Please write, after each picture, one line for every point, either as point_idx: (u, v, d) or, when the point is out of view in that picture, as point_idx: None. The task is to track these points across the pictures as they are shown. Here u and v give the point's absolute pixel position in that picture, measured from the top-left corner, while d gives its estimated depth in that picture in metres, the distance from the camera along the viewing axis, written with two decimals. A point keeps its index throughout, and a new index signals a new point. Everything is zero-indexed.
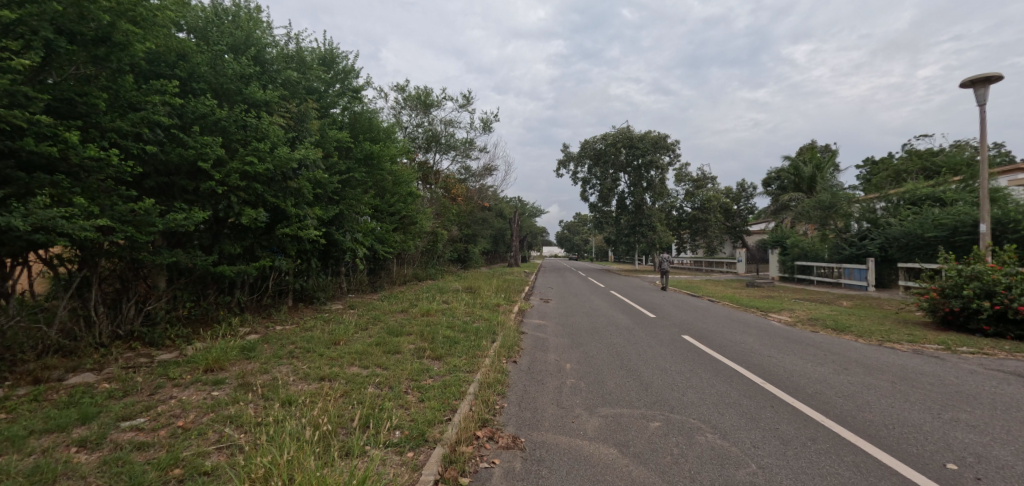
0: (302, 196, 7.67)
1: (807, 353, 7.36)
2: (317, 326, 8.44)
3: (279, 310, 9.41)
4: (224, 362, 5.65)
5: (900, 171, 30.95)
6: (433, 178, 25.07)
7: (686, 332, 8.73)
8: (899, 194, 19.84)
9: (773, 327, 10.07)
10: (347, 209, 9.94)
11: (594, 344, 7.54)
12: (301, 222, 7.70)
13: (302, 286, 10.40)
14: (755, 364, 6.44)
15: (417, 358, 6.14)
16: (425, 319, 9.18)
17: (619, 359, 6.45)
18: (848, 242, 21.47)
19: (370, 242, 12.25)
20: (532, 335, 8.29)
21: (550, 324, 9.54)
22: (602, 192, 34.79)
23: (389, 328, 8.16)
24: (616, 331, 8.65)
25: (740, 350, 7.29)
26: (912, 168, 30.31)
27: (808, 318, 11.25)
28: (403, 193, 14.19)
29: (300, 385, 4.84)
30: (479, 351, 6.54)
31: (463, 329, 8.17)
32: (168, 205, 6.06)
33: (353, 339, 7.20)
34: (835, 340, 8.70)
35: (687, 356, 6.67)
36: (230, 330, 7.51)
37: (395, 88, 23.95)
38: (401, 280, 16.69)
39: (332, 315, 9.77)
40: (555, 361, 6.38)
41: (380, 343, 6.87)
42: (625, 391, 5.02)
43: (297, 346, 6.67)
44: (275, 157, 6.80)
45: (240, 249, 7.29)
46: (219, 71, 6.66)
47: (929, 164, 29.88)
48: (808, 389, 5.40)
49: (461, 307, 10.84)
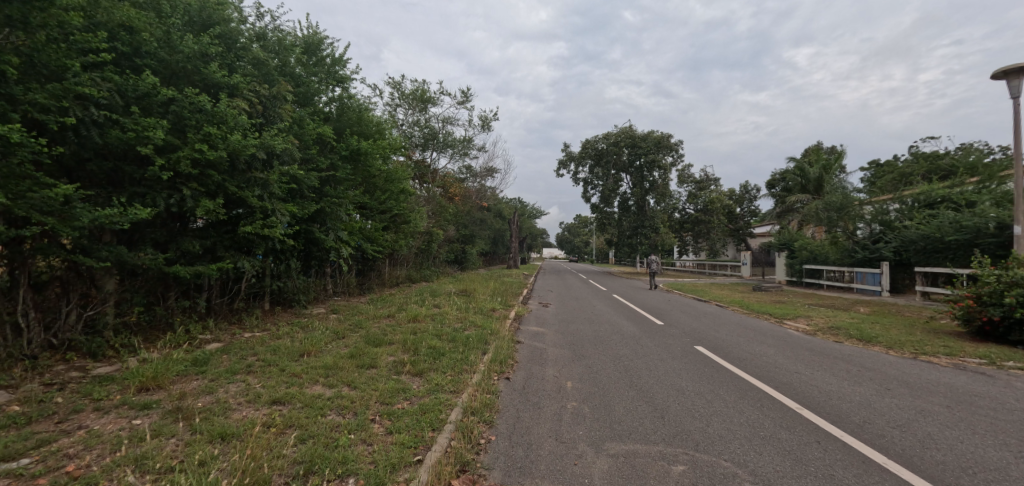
0: (271, 189, 6.86)
1: (838, 369, 6.52)
2: (291, 333, 7.60)
3: (252, 315, 8.56)
4: (165, 379, 4.81)
5: (906, 174, 29.91)
6: (430, 177, 24.24)
7: (699, 342, 7.89)
8: (913, 196, 19.03)
9: (791, 336, 9.23)
10: (329, 205, 9.13)
11: (597, 355, 6.73)
12: (271, 219, 6.88)
13: (281, 288, 9.57)
14: (784, 383, 5.60)
15: (394, 375, 5.30)
16: (412, 327, 8.34)
17: (627, 376, 5.62)
18: (861, 246, 20.45)
19: (357, 241, 11.42)
20: (529, 345, 7.44)
21: (549, 332, 8.70)
22: (604, 192, 33.98)
23: (370, 336, 7.33)
24: (622, 340, 7.81)
25: (762, 364, 6.47)
26: (918, 171, 29.47)
27: (827, 326, 10.38)
28: (395, 190, 13.38)
29: (245, 412, 3.99)
30: (467, 367, 5.71)
31: (452, 338, 7.33)
32: (106, 196, 5.25)
33: (327, 349, 6.36)
34: (864, 353, 7.85)
35: (705, 373, 5.84)
36: (188, 338, 6.67)
37: (391, 84, 23.18)
38: (393, 282, 15.86)
39: (311, 320, 8.94)
40: (553, 378, 5.54)
41: (355, 355, 6.03)
42: (638, 420, 4.18)
43: (259, 359, 5.83)
44: (235, 145, 6.00)
45: (199, 247, 6.46)
46: (171, 45, 5.87)
47: (937, 167, 29.12)
48: (852, 416, 4.56)
49: (454, 313, 10.01)
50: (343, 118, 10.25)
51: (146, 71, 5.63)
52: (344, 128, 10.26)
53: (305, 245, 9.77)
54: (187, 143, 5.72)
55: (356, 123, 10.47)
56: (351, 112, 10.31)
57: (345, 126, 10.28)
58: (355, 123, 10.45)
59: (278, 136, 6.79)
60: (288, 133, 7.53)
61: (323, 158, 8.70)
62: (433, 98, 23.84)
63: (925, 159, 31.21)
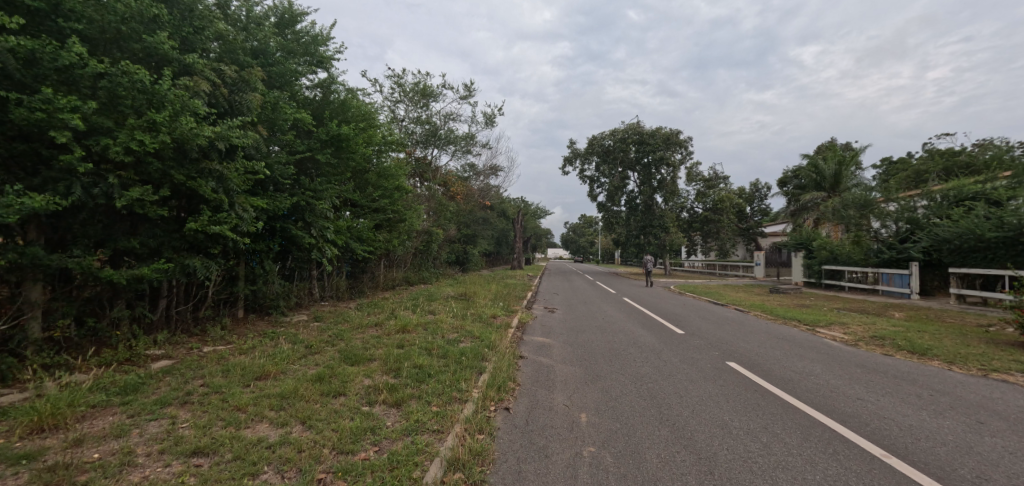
0: (232, 178, 5.85)
1: (905, 393, 5.43)
2: (258, 346, 6.57)
3: (219, 326, 7.53)
4: (71, 414, 3.78)
5: (922, 171, 28.75)
6: (430, 175, 23.20)
7: (731, 357, 6.80)
8: (943, 192, 17.68)
9: (831, 348, 8.12)
10: (307, 198, 8.13)
11: (614, 375, 5.69)
12: (230, 214, 5.88)
13: (256, 293, 8.56)
14: (850, 416, 4.52)
15: (366, 406, 4.25)
16: (400, 339, 7.25)
17: (655, 407, 4.55)
18: (887, 245, 19.11)
19: (345, 240, 10.38)
20: (532, 361, 6.38)
21: (556, 343, 7.63)
22: (610, 190, 32.82)
23: (348, 351, 6.28)
24: (641, 355, 6.75)
25: (811, 388, 5.41)
26: (934, 168, 28.21)
27: (869, 335, 9.20)
28: (389, 187, 12.37)
29: (147, 471, 2.98)
30: (457, 394, 4.65)
31: (444, 353, 6.27)
32: (11, 185, 4.27)
33: (291, 370, 5.31)
34: (924, 370, 6.73)
35: (749, 402, 4.77)
36: (133, 355, 5.64)
37: (391, 78, 22.19)
38: (388, 284, 14.79)
39: (288, 330, 7.92)
40: (564, 408, 4.49)
41: (323, 378, 4.99)
42: (681, 480, 3.11)
43: (206, 383, 4.80)
44: (181, 126, 4.99)
45: (144, 248, 5.45)
46: (105, 7, 4.76)
47: (954, 163, 27.83)
48: (959, 469, 3.48)
49: (449, 321, 8.95)
50: (329, 104, 9.21)
51: (70, 34, 4.62)
52: (329, 115, 9.22)
53: (283, 245, 8.76)
54: (118, 122, 4.75)
55: (343, 110, 9.43)
56: (337, 98, 9.26)
57: (330, 114, 9.24)
58: (342, 110, 9.39)
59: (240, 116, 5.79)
60: (256, 117, 6.53)
61: (302, 146, 7.66)
62: (435, 93, 22.81)
63: (944, 155, 29.76)
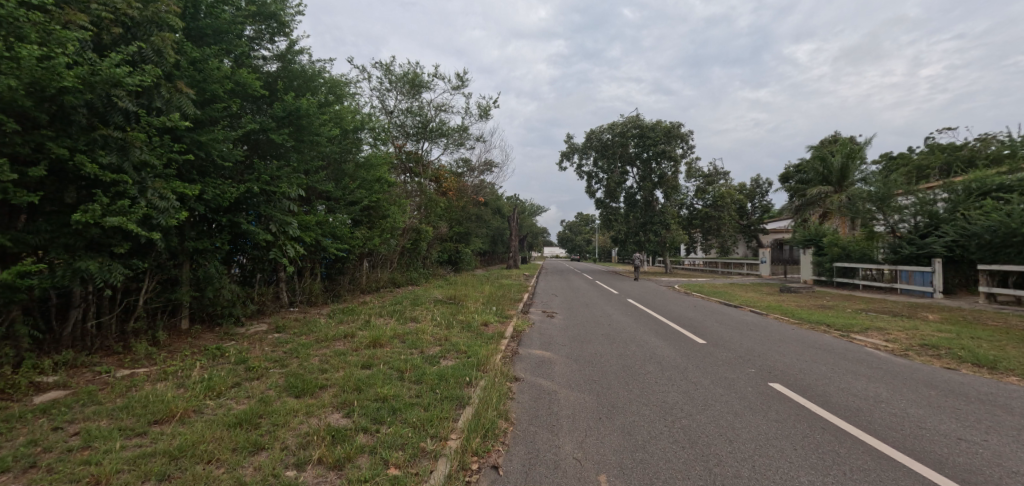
0: (141, 152, 4.57)
1: (1013, 429, 4.17)
2: (186, 369, 5.24)
3: (150, 340, 6.23)
4: None
5: (922, 166, 28.04)
6: (421, 170, 21.87)
7: (773, 377, 5.53)
8: (964, 182, 16.56)
9: (883, 361, 6.87)
10: (259, 186, 6.80)
11: (636, 406, 4.41)
12: (139, 204, 4.59)
13: (202, 302, 7.20)
14: (969, 472, 3.27)
15: (289, 472, 2.94)
16: (367, 356, 5.94)
17: (702, 462, 3.27)
18: (907, 241, 17.85)
19: (315, 236, 9.08)
20: (529, 385, 5.12)
21: (558, 358, 6.37)
22: (610, 186, 31.57)
23: (296, 376, 4.97)
24: (663, 374, 5.49)
25: (892, 425, 4.17)
26: (934, 163, 27.49)
27: (917, 344, 7.93)
28: (367, 178, 11.06)
29: None
30: (425, 446, 3.34)
31: (417, 377, 4.98)
32: None
33: (209, 408, 4.00)
34: (1010, 390, 5.46)
35: (825, 451, 3.51)
36: (10, 387, 4.33)
37: (379, 66, 20.81)
38: (370, 287, 13.38)
39: (236, 344, 6.58)
40: (577, 467, 3.21)
41: (245, 422, 3.70)
42: None
43: (80, 433, 3.50)
44: (47, 72, 3.69)
45: (18, 247, 4.14)
46: None
47: (956, 158, 27.09)
48: None
49: (432, 330, 7.68)
50: (288, 77, 7.78)
51: None
52: (291, 89, 7.78)
53: (234, 242, 7.43)
54: None
55: (307, 84, 8.01)
56: (300, 70, 7.81)
57: (290, 88, 7.80)
58: (306, 84, 7.97)
59: (144, 68, 4.47)
60: (174, 78, 5.21)
61: (248, 123, 6.31)
62: (426, 82, 21.43)
63: (945, 149, 28.74)
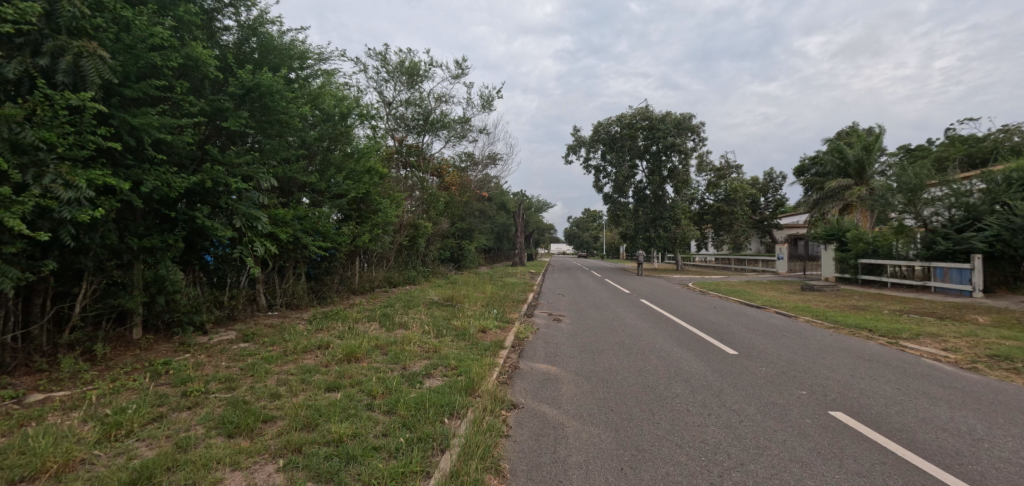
0: (23, 128, 3.76)
1: None
2: (111, 394, 4.29)
3: (86, 355, 5.30)
4: None
5: (944, 157, 26.63)
6: (421, 164, 20.90)
7: (835, 405, 4.44)
8: (1006, 170, 15.21)
9: (958, 378, 5.71)
10: (215, 174, 5.85)
11: (667, 450, 3.37)
12: (32, 192, 3.76)
13: (155, 308, 6.26)
14: None
15: None
16: (336, 374, 4.97)
17: None
18: (941, 236, 16.54)
19: (294, 232, 8.11)
20: (528, 416, 4.09)
21: (566, 376, 5.32)
22: (617, 181, 30.42)
23: (238, 404, 3.98)
24: (696, 400, 4.43)
25: (1017, 481, 3.07)
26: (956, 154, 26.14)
27: (986, 355, 6.78)
28: (354, 169, 10.09)
29: None
30: None
31: (388, 406, 3.99)
32: None
33: (104, 457, 3.05)
34: None
35: None
36: None
37: (375, 55, 19.81)
38: (362, 288, 12.45)
39: (190, 358, 5.63)
40: None
41: (140, 480, 2.74)
42: None
43: None
44: None
45: None
46: None
47: (984, 148, 25.58)
48: None
49: (419, 340, 6.70)
50: (253, 49, 6.98)
51: None
52: (262, 64, 7.08)
53: (194, 238, 6.48)
54: None
55: (279, 58, 7.24)
56: (266, 41, 7.00)
57: (258, 63, 7.05)
58: (277, 59, 7.19)
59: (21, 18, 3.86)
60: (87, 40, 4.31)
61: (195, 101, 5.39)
62: (425, 72, 20.40)
63: (966, 140, 27.16)
